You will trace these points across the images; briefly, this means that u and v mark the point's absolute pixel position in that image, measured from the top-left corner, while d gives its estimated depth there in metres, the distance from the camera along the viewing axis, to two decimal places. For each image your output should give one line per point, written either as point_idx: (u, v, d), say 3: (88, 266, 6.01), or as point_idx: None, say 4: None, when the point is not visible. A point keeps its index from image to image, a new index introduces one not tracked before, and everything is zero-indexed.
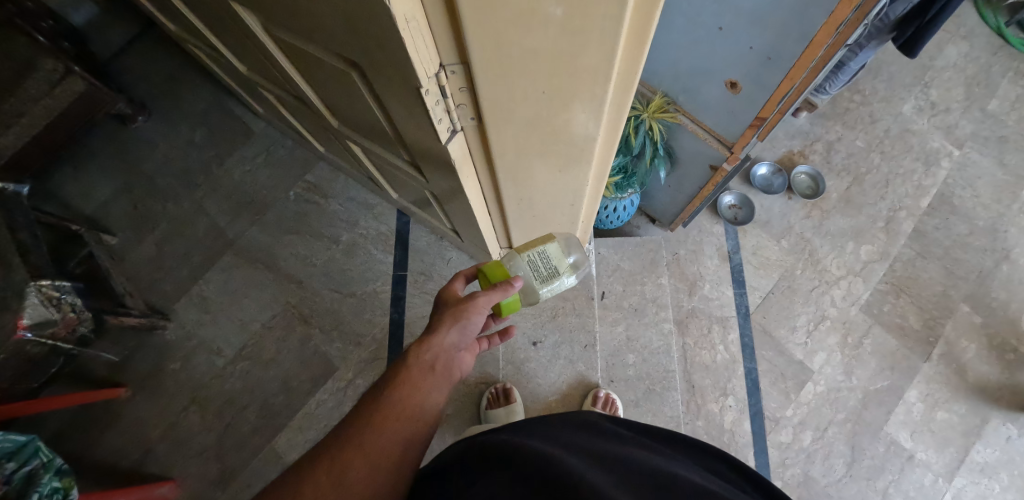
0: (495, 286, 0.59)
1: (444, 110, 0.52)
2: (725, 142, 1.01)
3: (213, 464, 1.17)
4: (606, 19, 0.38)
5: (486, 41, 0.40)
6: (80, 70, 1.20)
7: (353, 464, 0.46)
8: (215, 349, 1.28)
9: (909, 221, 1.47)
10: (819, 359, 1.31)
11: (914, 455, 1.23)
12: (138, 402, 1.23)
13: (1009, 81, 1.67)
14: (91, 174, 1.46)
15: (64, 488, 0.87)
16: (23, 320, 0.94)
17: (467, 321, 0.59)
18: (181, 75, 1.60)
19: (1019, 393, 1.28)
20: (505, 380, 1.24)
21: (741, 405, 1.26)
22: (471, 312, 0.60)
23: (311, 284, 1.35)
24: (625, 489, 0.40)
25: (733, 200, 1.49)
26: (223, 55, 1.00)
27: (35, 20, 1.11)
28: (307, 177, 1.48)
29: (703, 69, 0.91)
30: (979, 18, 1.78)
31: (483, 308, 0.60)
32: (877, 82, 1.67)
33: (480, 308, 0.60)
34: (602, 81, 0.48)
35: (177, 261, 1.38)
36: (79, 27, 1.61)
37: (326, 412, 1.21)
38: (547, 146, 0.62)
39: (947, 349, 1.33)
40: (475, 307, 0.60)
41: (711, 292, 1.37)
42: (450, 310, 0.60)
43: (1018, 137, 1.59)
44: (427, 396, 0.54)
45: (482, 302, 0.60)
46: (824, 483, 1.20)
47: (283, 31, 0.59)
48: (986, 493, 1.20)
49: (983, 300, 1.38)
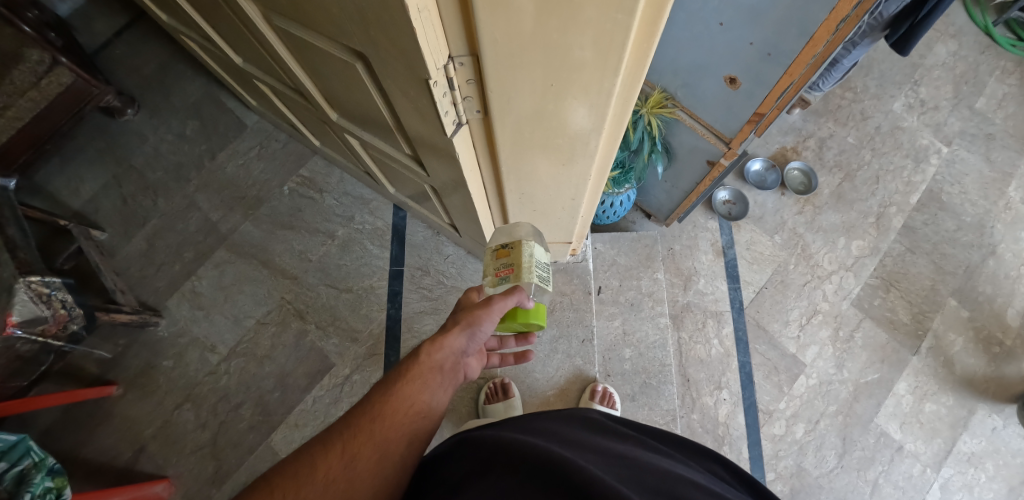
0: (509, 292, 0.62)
1: (450, 102, 0.53)
2: (722, 138, 1.02)
3: (209, 462, 1.16)
4: (619, 11, 0.38)
5: (497, 31, 0.40)
6: (67, 62, 1.17)
7: (362, 453, 0.47)
8: (209, 345, 1.27)
9: (898, 217, 1.50)
10: (810, 352, 1.33)
11: (904, 446, 1.26)
12: (130, 400, 1.21)
13: (996, 79, 1.71)
14: (79, 168, 1.44)
15: (57, 488, 0.85)
16: (12, 317, 0.94)
17: (478, 327, 0.60)
18: (171, 66, 1.57)
19: (1006, 384, 1.31)
20: (504, 375, 1.24)
21: (735, 398, 1.28)
22: (482, 319, 0.60)
23: (305, 279, 1.34)
24: (622, 481, 0.40)
25: (727, 196, 1.51)
26: (216, 44, 0.98)
27: (20, 9, 1.07)
28: (301, 171, 1.46)
29: (702, 64, 0.92)
30: (968, 18, 1.81)
31: (496, 317, 0.61)
32: (869, 80, 1.69)
33: (492, 317, 0.60)
34: (610, 75, 0.48)
35: (169, 257, 1.36)
36: (67, 18, 1.58)
37: (322, 409, 1.20)
38: (550, 140, 0.63)
39: (935, 342, 1.36)
40: (488, 316, 0.60)
41: (705, 287, 1.39)
42: (465, 315, 0.61)
43: (1005, 134, 1.62)
44: (433, 394, 0.55)
45: (495, 310, 0.60)
46: (815, 474, 1.22)
47: (286, 22, 0.58)
48: (972, 483, 1.23)
49: (970, 294, 1.41)
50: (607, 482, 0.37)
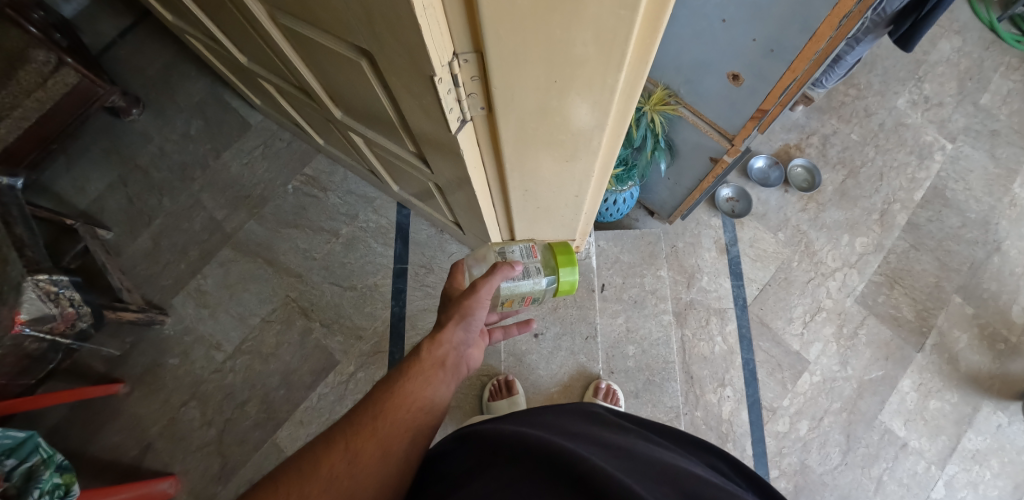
0: (496, 271, 0.62)
1: (455, 99, 0.53)
2: (725, 135, 1.02)
3: (215, 459, 1.16)
4: (622, 7, 0.38)
5: (502, 29, 0.40)
6: (73, 63, 1.18)
7: (365, 449, 0.49)
8: (215, 344, 1.27)
9: (903, 214, 1.49)
10: (815, 350, 1.33)
11: (908, 443, 1.25)
12: (136, 398, 1.22)
13: (1001, 75, 1.70)
14: (84, 168, 1.45)
15: (65, 485, 0.87)
16: (20, 315, 0.93)
17: (470, 316, 0.61)
18: (175, 66, 1.58)
19: (1010, 382, 1.31)
20: (507, 372, 1.25)
21: (739, 395, 1.28)
22: (473, 307, 0.61)
23: (310, 277, 1.34)
24: (623, 471, 0.41)
25: (730, 193, 1.51)
26: (221, 44, 0.98)
27: (26, 10, 1.08)
28: (305, 170, 1.47)
29: (705, 61, 0.92)
30: (972, 13, 1.80)
31: (485, 302, 0.62)
32: (872, 76, 1.69)
33: (482, 302, 0.61)
34: (614, 71, 0.48)
35: (174, 256, 1.36)
36: (71, 19, 1.59)
37: (327, 406, 1.21)
38: (553, 138, 0.63)
39: (939, 339, 1.35)
40: (478, 303, 0.61)
41: (709, 284, 1.39)
42: (456, 303, 0.62)
43: (1010, 131, 1.61)
44: (435, 389, 0.57)
45: (484, 294, 0.61)
46: (820, 472, 1.22)
47: (292, 20, 0.59)
48: (976, 480, 1.23)
49: (975, 292, 1.41)
50: (606, 469, 0.38)
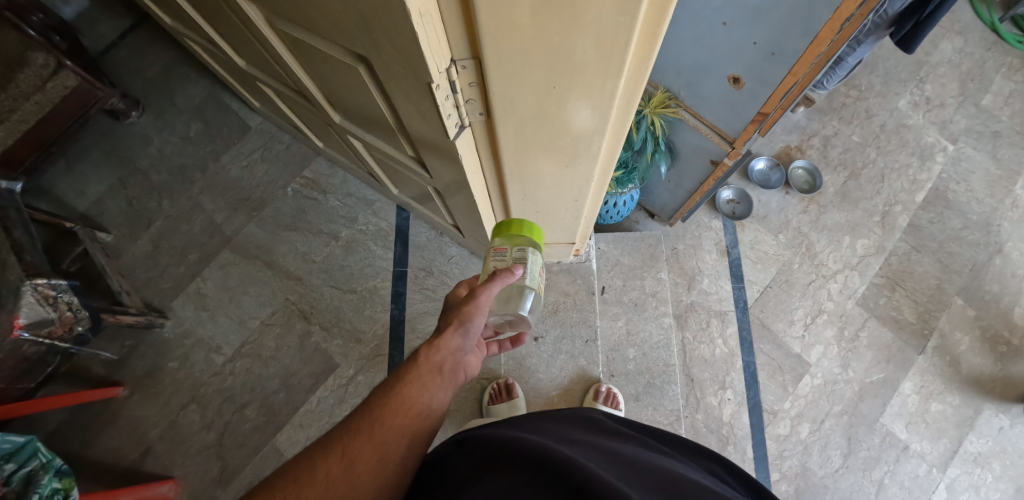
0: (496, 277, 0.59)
1: (453, 105, 0.53)
2: (726, 138, 1.02)
3: (214, 463, 1.16)
4: (621, 14, 0.37)
5: (499, 36, 0.40)
6: (72, 66, 1.18)
7: (362, 455, 0.48)
8: (214, 347, 1.27)
9: (904, 216, 1.49)
10: (816, 352, 1.33)
11: (909, 446, 1.25)
12: (136, 401, 1.22)
13: (1003, 76, 1.69)
14: (84, 170, 1.44)
15: (65, 489, 0.86)
16: (19, 319, 0.94)
17: (469, 324, 0.59)
18: (175, 68, 1.57)
19: (1012, 384, 1.31)
20: (507, 375, 1.24)
21: (740, 397, 1.27)
22: (472, 315, 0.59)
23: (310, 280, 1.34)
24: (621, 479, 0.40)
25: (731, 195, 1.51)
26: (219, 47, 0.98)
27: (24, 12, 1.07)
28: (305, 173, 1.46)
29: (705, 64, 0.91)
30: (974, 14, 1.79)
31: (484, 309, 0.59)
32: (873, 77, 1.68)
33: (481, 309, 0.59)
34: (614, 77, 0.47)
35: (174, 259, 1.36)
36: (70, 22, 1.59)
37: (327, 409, 1.20)
38: (552, 142, 0.63)
39: (941, 341, 1.35)
40: (478, 311, 0.59)
41: (709, 287, 1.39)
42: (455, 311, 0.60)
43: (1012, 132, 1.61)
44: (433, 395, 0.56)
45: (483, 300, 0.58)
46: (821, 474, 1.22)
47: (288, 25, 0.58)
48: (979, 483, 1.22)
49: (977, 294, 1.40)
50: (605, 477, 0.38)
